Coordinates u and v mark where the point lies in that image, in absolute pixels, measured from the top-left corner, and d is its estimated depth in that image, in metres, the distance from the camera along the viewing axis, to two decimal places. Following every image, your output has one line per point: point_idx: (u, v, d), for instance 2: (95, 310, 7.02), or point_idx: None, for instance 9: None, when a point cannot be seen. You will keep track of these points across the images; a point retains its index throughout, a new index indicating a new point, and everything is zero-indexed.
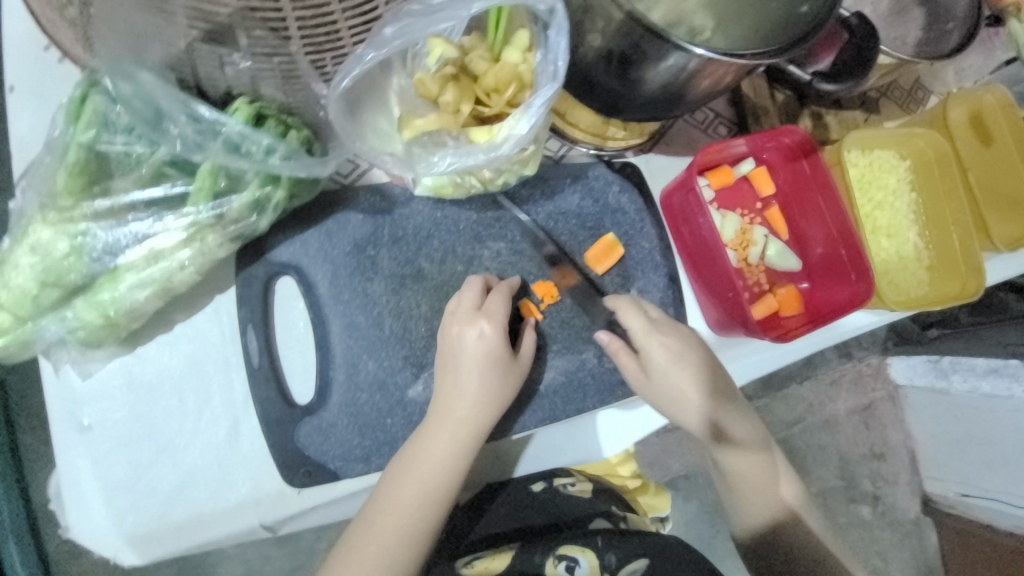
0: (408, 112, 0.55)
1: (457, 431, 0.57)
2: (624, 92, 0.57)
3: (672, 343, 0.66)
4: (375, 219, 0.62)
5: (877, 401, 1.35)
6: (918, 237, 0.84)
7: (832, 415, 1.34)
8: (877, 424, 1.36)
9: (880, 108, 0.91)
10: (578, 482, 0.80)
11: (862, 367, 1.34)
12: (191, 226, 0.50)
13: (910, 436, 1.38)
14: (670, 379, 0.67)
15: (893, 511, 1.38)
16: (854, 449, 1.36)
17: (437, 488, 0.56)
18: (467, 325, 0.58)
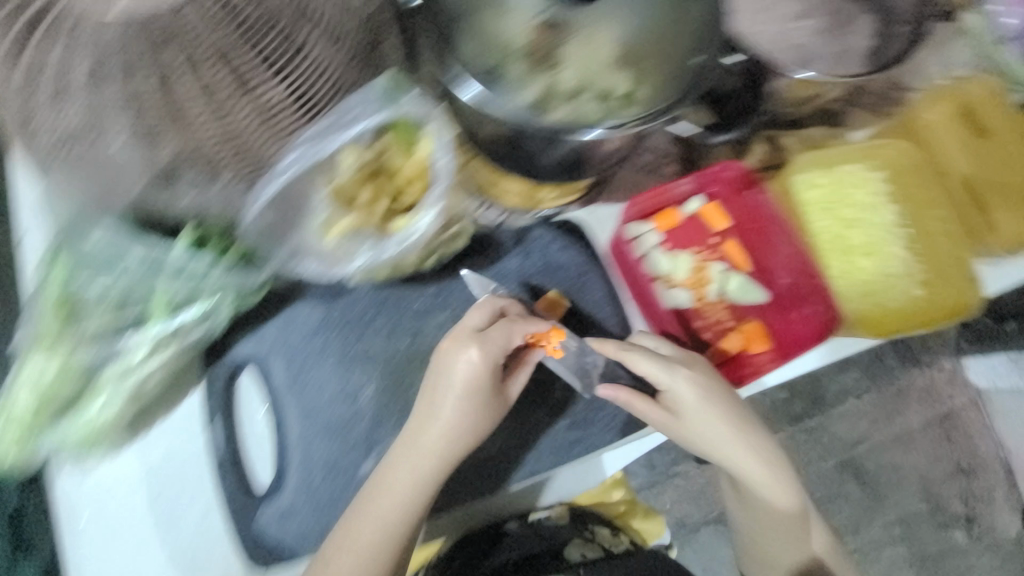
0: (327, 216, 0.59)
1: (433, 460, 0.61)
2: (528, 165, 0.69)
3: (697, 383, 0.69)
4: (324, 307, 0.68)
5: (956, 409, 1.44)
6: (906, 252, 0.77)
7: (903, 430, 1.44)
8: (960, 436, 1.45)
9: (846, 118, 0.87)
10: (556, 513, 0.87)
11: (936, 373, 1.44)
12: (154, 343, 0.60)
13: (998, 443, 1.46)
14: (693, 424, 0.70)
15: (988, 531, 1.46)
16: (936, 466, 1.45)
17: (400, 513, 0.61)
18: (456, 358, 0.61)
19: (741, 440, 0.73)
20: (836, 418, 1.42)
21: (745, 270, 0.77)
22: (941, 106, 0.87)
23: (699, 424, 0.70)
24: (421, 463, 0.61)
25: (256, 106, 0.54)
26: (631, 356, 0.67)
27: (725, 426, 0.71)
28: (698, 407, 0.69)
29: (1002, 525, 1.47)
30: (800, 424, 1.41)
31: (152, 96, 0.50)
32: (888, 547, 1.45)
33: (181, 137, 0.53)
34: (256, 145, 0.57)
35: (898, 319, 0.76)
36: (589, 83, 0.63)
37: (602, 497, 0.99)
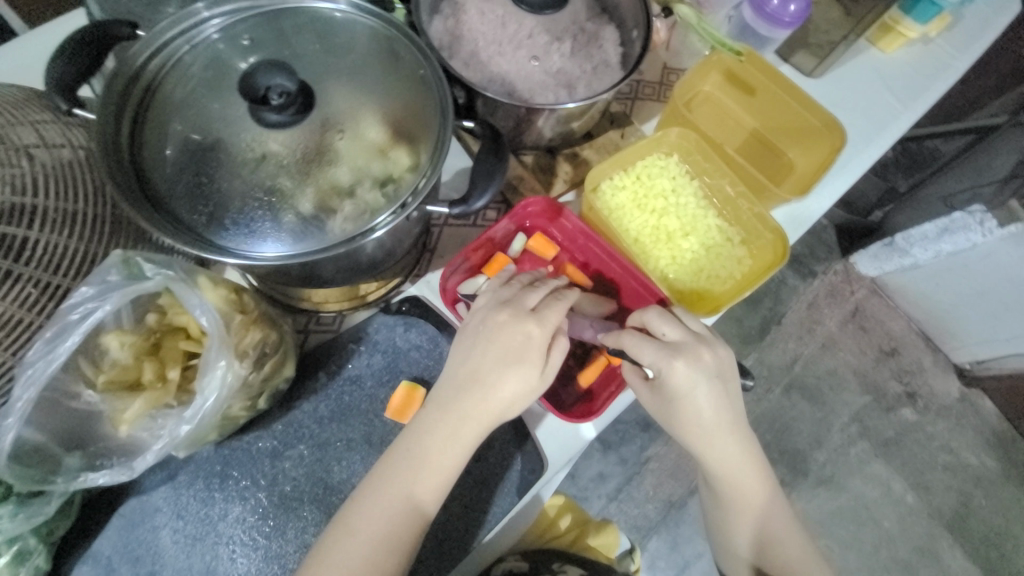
0: (112, 410, 0.54)
1: (433, 470, 0.60)
2: (324, 279, 0.64)
3: (693, 375, 0.66)
4: (161, 491, 0.62)
5: (861, 301, 1.57)
6: (715, 221, 0.83)
7: (828, 338, 1.54)
8: (873, 323, 1.56)
9: (635, 112, 0.94)
10: (512, 563, 0.90)
11: (831, 278, 1.57)
12: None
13: (909, 319, 1.57)
14: (686, 410, 0.68)
15: (933, 399, 1.53)
16: (864, 360, 1.54)
17: (368, 550, 0.58)
18: (505, 325, 0.62)
19: (733, 426, 0.71)
20: (770, 347, 1.52)
21: (587, 288, 0.79)
22: (711, 75, 0.94)
23: (688, 413, 0.69)
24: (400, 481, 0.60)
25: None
26: (627, 338, 0.67)
27: (719, 412, 0.69)
28: (696, 396, 0.67)
29: (944, 389, 1.54)
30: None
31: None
32: (851, 446, 1.49)
33: None
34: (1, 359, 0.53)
35: (728, 285, 0.80)
36: (359, 175, 0.61)
37: (554, 525, 1.02)
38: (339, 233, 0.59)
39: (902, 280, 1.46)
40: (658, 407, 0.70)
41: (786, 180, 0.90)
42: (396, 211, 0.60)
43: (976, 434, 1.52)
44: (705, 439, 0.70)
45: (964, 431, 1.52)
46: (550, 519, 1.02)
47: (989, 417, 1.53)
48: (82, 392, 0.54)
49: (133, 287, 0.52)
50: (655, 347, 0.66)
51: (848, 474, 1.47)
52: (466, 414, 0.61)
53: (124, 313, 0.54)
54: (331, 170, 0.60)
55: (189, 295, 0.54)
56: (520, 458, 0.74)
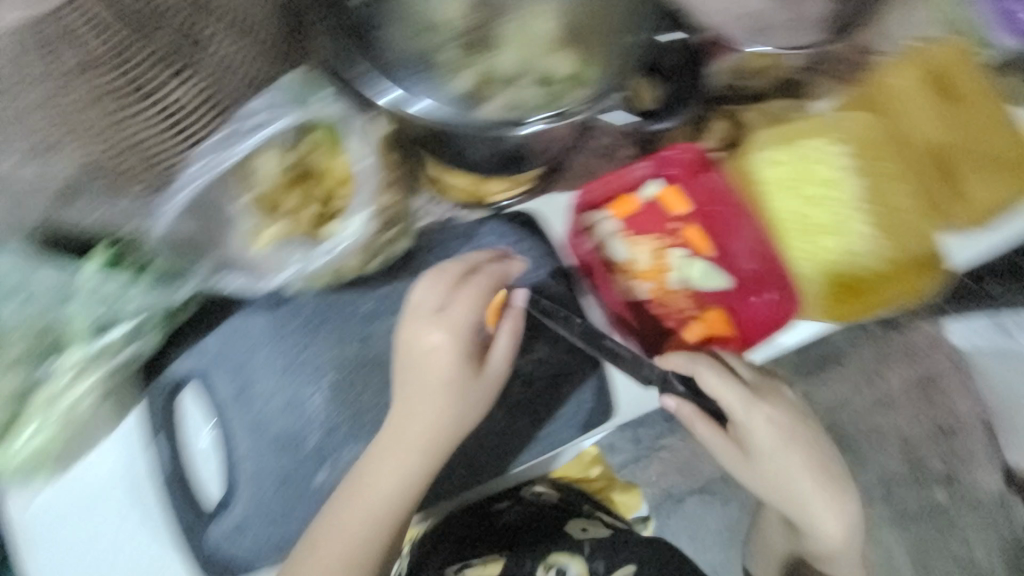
0: (254, 226, 0.57)
1: (427, 434, 0.59)
2: (466, 163, 0.64)
3: (778, 428, 0.70)
4: (265, 316, 0.65)
5: (939, 372, 1.34)
6: (871, 228, 0.75)
7: (885, 395, 1.36)
8: (940, 399, 1.36)
9: (810, 89, 0.83)
10: (545, 490, 0.86)
11: (913, 335, 1.37)
12: (78, 365, 0.56)
13: (980, 404, 1.36)
14: (768, 461, 0.71)
15: (971, 491, 1.36)
16: (915, 429, 1.36)
17: (393, 508, 0.59)
18: (420, 338, 0.60)
19: (818, 478, 0.73)
20: (815, 388, 1.33)
21: (707, 256, 0.75)
22: (911, 71, 0.80)
23: (770, 468, 0.72)
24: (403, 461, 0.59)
25: (163, 108, 0.52)
26: (699, 364, 0.67)
27: (804, 465, 0.72)
28: (782, 450, 0.71)
29: (985, 485, 1.36)
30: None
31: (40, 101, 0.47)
32: (868, 508, 1.37)
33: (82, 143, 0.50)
34: (166, 152, 0.54)
35: (857, 299, 0.75)
36: (526, 68, 0.61)
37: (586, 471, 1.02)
38: (491, 115, 0.57)
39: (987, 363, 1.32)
40: (736, 459, 0.71)
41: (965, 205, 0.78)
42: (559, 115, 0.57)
43: (1002, 541, 1.34)
44: (791, 488, 0.73)
45: (990, 537, 1.35)
46: (583, 464, 1.02)
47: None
48: (232, 199, 0.55)
49: (304, 111, 0.54)
50: (745, 396, 0.68)
51: None
52: (468, 386, 0.60)
53: (285, 134, 0.55)
54: (494, 57, 0.60)
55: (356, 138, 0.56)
56: (590, 399, 0.70)
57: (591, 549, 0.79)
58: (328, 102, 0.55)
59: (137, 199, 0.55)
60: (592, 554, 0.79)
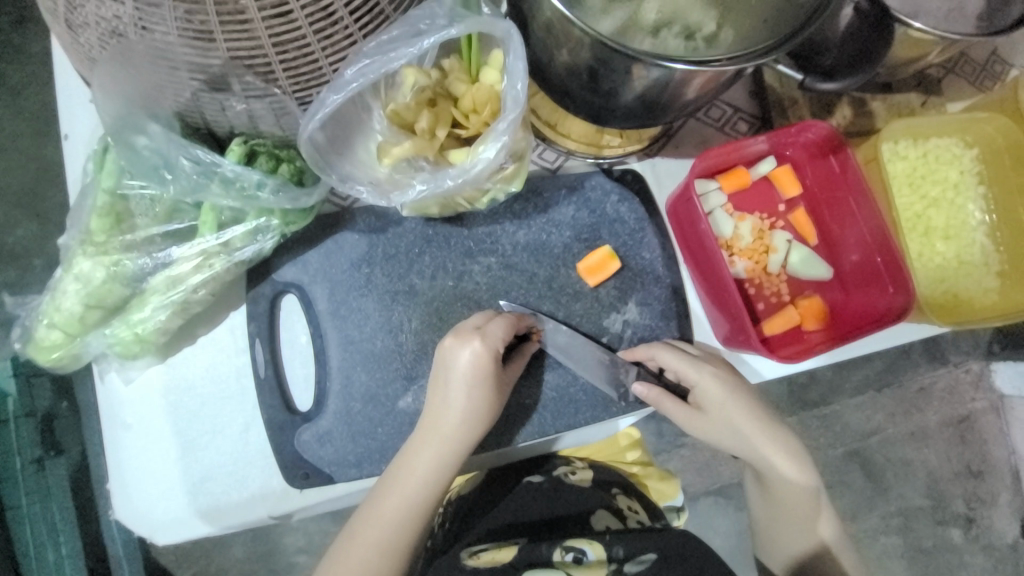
0: (386, 141, 0.56)
1: (458, 433, 0.59)
2: (604, 105, 0.58)
3: (722, 380, 0.65)
4: (371, 237, 0.65)
5: (976, 412, 1.33)
6: (986, 238, 0.73)
7: (919, 428, 1.32)
8: (975, 439, 1.34)
9: (943, 89, 0.78)
10: (578, 471, 0.81)
11: (961, 373, 1.33)
12: (201, 254, 0.57)
13: (1015, 452, 1.35)
14: (719, 417, 0.66)
15: (987, 533, 1.35)
16: (945, 466, 1.34)
17: (417, 503, 0.58)
18: (454, 354, 0.59)
19: (760, 432, 0.66)
20: (852, 408, 1.31)
21: (811, 243, 0.73)
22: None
23: (718, 421, 0.66)
24: (437, 457, 0.58)
25: (317, 7, 0.48)
26: (658, 348, 0.66)
27: (739, 417, 0.66)
28: (723, 399, 0.65)
29: (1002, 529, 1.36)
30: (811, 408, 1.31)
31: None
32: (881, 536, 1.34)
33: (236, 35, 0.47)
34: (313, 56, 0.51)
35: (966, 310, 0.71)
36: (672, 17, 0.59)
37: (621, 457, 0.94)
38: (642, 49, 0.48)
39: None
40: (705, 425, 0.66)
41: None
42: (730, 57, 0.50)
43: None
44: (756, 448, 0.67)
45: None
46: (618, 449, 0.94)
47: None
48: (372, 110, 0.57)
49: (473, 20, 0.50)
50: (690, 358, 0.65)
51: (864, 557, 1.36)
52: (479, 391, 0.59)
53: (432, 54, 0.57)
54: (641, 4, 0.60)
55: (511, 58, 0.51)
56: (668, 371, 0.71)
57: (611, 533, 0.67)
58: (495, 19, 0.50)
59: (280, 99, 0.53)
60: (612, 539, 0.66)
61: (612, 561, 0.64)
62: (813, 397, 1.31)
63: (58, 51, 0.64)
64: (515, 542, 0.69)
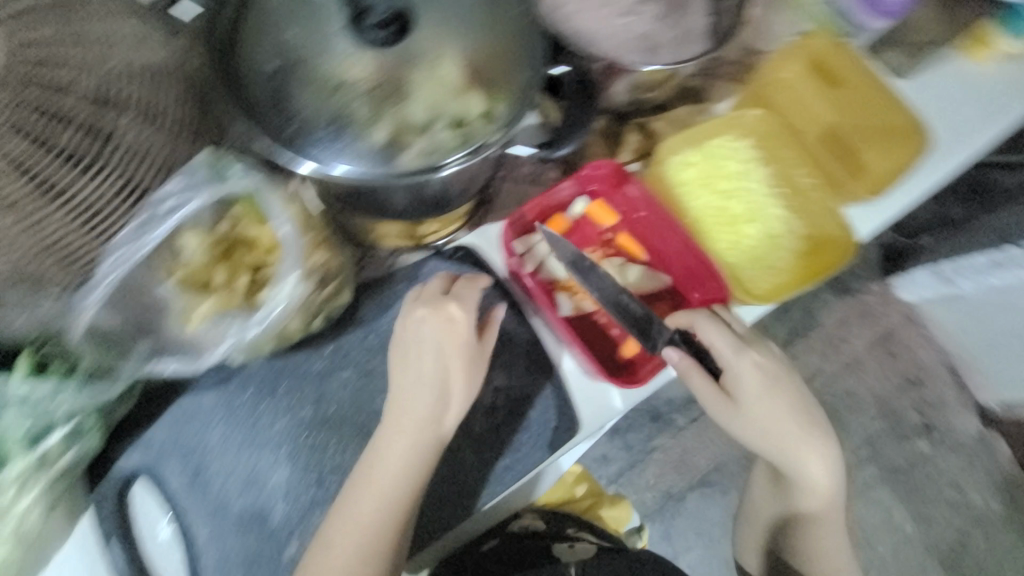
0: (183, 306, 0.56)
1: (428, 418, 0.60)
2: (392, 211, 0.65)
3: (762, 369, 0.71)
4: (215, 392, 0.64)
5: (894, 327, 1.49)
6: (783, 209, 0.81)
7: (855, 358, 1.48)
8: (902, 351, 1.48)
9: (709, 93, 0.89)
10: (530, 521, 0.98)
11: (867, 298, 1.50)
12: (15, 480, 0.53)
13: (942, 351, 1.49)
14: (762, 408, 0.71)
15: (950, 434, 1.47)
16: (886, 384, 1.48)
17: (387, 493, 0.57)
18: (416, 329, 0.61)
19: (799, 434, 0.73)
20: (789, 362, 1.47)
21: (640, 260, 0.79)
22: (796, 62, 0.89)
23: (760, 412, 0.71)
24: (404, 461, 0.58)
25: (72, 206, 0.52)
26: (698, 321, 0.70)
27: (785, 415, 0.72)
28: (792, 383, 0.72)
29: (961, 426, 1.48)
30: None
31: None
32: (859, 470, 1.46)
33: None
34: (77, 249, 0.53)
35: (786, 279, 0.78)
36: (436, 111, 0.60)
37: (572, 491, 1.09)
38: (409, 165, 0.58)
39: (940, 310, 1.43)
40: (720, 409, 0.71)
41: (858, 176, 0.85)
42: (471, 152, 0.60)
43: (985, 475, 1.48)
44: (788, 444, 0.73)
45: (977, 471, 1.48)
46: (569, 486, 1.09)
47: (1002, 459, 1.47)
48: (158, 286, 0.55)
49: (224, 185, 0.52)
50: (733, 341, 0.70)
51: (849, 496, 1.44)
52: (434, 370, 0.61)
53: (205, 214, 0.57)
54: (406, 105, 0.60)
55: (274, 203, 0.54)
56: (556, 416, 0.71)
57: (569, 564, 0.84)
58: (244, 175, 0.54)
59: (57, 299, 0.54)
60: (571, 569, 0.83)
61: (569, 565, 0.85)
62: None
63: None
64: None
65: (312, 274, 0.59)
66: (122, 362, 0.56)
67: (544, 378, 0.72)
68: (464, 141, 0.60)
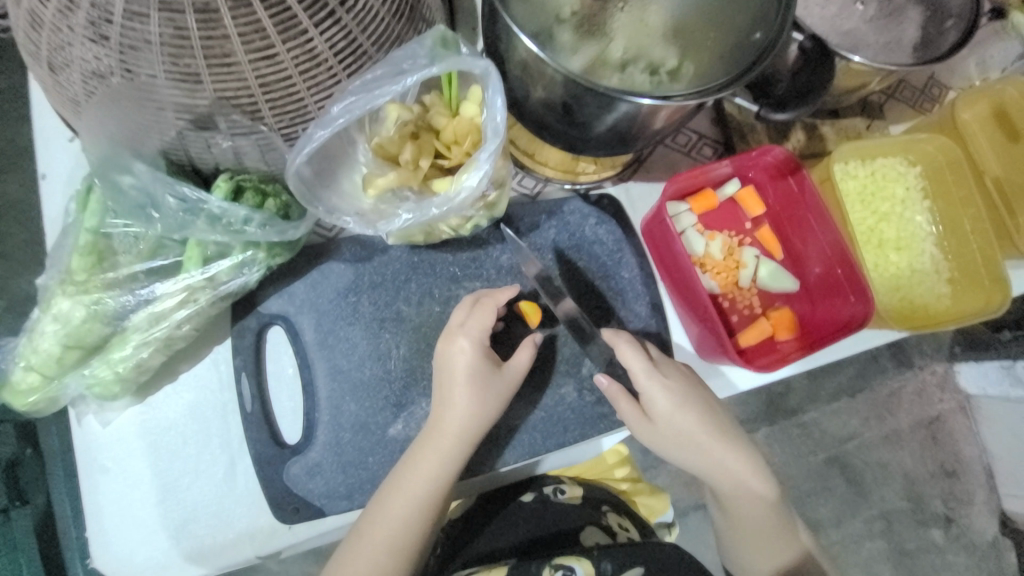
0: (371, 172, 0.58)
1: (468, 429, 0.59)
2: (579, 135, 0.60)
3: (671, 391, 0.63)
4: (357, 266, 0.67)
5: (945, 413, 1.19)
6: (935, 247, 0.78)
7: (893, 430, 1.18)
8: (947, 439, 1.19)
9: (885, 112, 0.85)
10: (569, 488, 0.73)
11: (925, 376, 1.19)
12: (185, 290, 0.57)
13: (984, 450, 1.20)
14: (670, 431, 0.64)
15: (968, 532, 1.19)
16: (917, 465, 1.18)
17: (427, 499, 0.58)
18: (449, 350, 0.60)
19: (719, 442, 0.66)
20: (828, 415, 1.17)
21: (778, 258, 0.77)
22: (978, 106, 0.78)
23: (670, 437, 0.65)
24: (440, 453, 0.58)
25: (302, 51, 0.49)
26: (622, 343, 0.64)
27: (695, 431, 0.65)
28: (670, 415, 0.64)
29: (980, 527, 1.19)
30: (792, 416, 1.16)
31: (187, 22, 0.45)
32: (865, 540, 1.17)
33: (220, 78, 0.49)
34: (295, 98, 0.52)
35: (920, 315, 0.76)
36: (637, 54, 0.59)
37: (608, 472, 0.82)
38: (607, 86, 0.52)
39: (998, 409, 1.15)
40: (650, 435, 0.66)
41: (1006, 243, 0.77)
42: (665, 96, 0.52)
43: None
44: (707, 461, 0.66)
45: None
46: (605, 466, 0.81)
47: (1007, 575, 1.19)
48: (358, 144, 0.59)
49: (453, 59, 0.53)
50: (649, 363, 0.63)
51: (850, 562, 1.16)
52: (485, 386, 0.60)
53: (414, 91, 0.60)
54: (608, 40, 0.59)
55: (490, 92, 0.55)
56: None
57: (598, 546, 0.60)
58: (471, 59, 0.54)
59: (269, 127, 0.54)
60: (599, 554, 0.59)
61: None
62: (788, 405, 1.16)
63: (41, 99, 0.66)
64: (506, 561, 0.63)
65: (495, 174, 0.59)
66: (305, 210, 0.61)
67: (658, 343, 0.72)
68: (673, 87, 0.56)
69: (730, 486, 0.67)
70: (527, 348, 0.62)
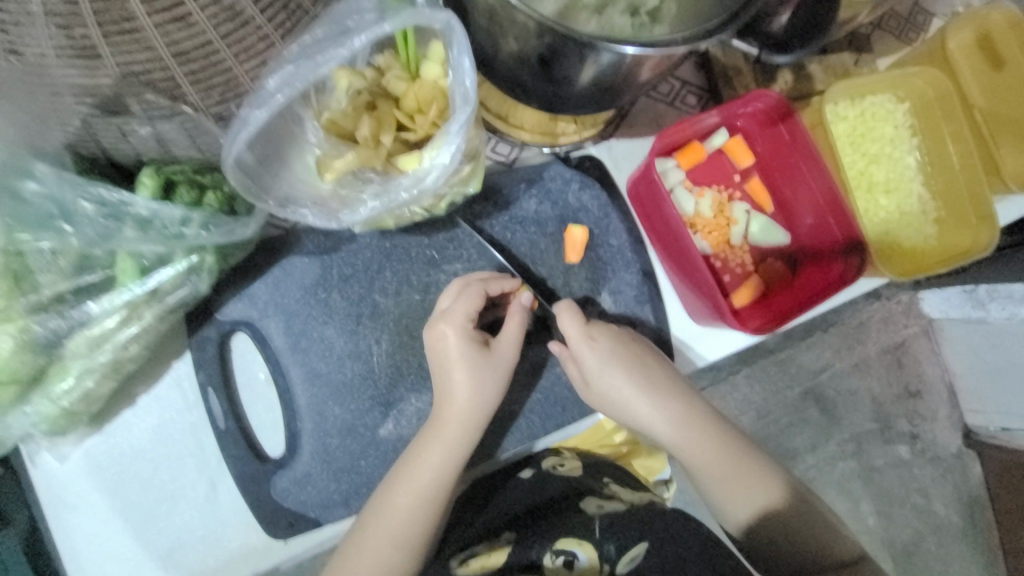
0: (326, 155, 0.51)
1: (474, 421, 0.56)
2: (557, 93, 0.54)
3: (602, 354, 0.61)
4: (323, 258, 0.60)
5: (910, 338, 1.16)
6: (924, 188, 0.76)
7: (863, 359, 1.14)
8: (912, 363, 1.17)
9: (872, 45, 0.80)
10: (568, 461, 0.67)
11: (893, 306, 1.15)
12: (125, 306, 0.50)
13: (947, 369, 1.19)
14: (605, 389, 0.62)
15: (933, 447, 1.19)
16: (887, 390, 1.16)
17: (430, 494, 0.54)
18: (439, 334, 0.56)
19: (662, 396, 0.62)
20: (805, 349, 1.12)
21: (768, 211, 0.74)
22: (964, 32, 0.74)
23: (612, 396, 0.62)
24: (449, 446, 0.55)
25: (220, 6, 0.39)
26: (562, 312, 0.62)
27: (628, 384, 0.62)
28: (602, 375, 0.61)
29: (945, 441, 1.20)
30: (770, 355, 1.11)
31: None
32: (839, 462, 1.16)
33: (120, 50, 0.39)
34: (222, 70, 0.43)
35: (908, 258, 0.75)
36: None
37: (606, 439, 0.73)
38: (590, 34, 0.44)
39: (958, 333, 1.12)
40: (596, 398, 0.63)
41: (991, 177, 0.75)
42: (656, 43, 0.45)
43: (954, 492, 1.21)
44: (651, 412, 0.62)
45: (946, 487, 1.21)
46: (604, 434, 0.72)
47: (974, 483, 1.21)
48: (305, 122, 0.52)
49: (409, 15, 0.45)
50: (581, 325, 0.62)
51: (826, 485, 1.15)
52: (484, 371, 0.56)
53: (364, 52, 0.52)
54: None
55: (456, 51, 0.48)
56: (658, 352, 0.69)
57: (601, 528, 0.59)
58: (432, 12, 0.46)
59: (196, 107, 0.45)
60: (602, 536, 0.58)
61: (604, 562, 0.57)
62: (766, 346, 1.10)
63: None
64: (507, 540, 0.61)
65: (469, 142, 0.54)
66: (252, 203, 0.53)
67: (652, 310, 0.69)
68: (663, 32, 0.48)
69: (675, 439, 0.62)
70: (516, 321, 0.58)
